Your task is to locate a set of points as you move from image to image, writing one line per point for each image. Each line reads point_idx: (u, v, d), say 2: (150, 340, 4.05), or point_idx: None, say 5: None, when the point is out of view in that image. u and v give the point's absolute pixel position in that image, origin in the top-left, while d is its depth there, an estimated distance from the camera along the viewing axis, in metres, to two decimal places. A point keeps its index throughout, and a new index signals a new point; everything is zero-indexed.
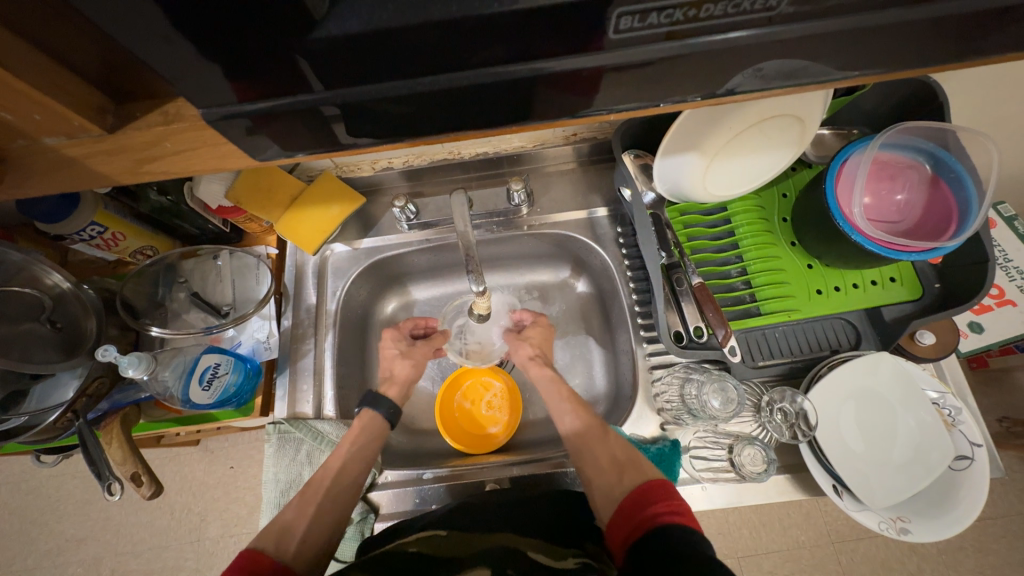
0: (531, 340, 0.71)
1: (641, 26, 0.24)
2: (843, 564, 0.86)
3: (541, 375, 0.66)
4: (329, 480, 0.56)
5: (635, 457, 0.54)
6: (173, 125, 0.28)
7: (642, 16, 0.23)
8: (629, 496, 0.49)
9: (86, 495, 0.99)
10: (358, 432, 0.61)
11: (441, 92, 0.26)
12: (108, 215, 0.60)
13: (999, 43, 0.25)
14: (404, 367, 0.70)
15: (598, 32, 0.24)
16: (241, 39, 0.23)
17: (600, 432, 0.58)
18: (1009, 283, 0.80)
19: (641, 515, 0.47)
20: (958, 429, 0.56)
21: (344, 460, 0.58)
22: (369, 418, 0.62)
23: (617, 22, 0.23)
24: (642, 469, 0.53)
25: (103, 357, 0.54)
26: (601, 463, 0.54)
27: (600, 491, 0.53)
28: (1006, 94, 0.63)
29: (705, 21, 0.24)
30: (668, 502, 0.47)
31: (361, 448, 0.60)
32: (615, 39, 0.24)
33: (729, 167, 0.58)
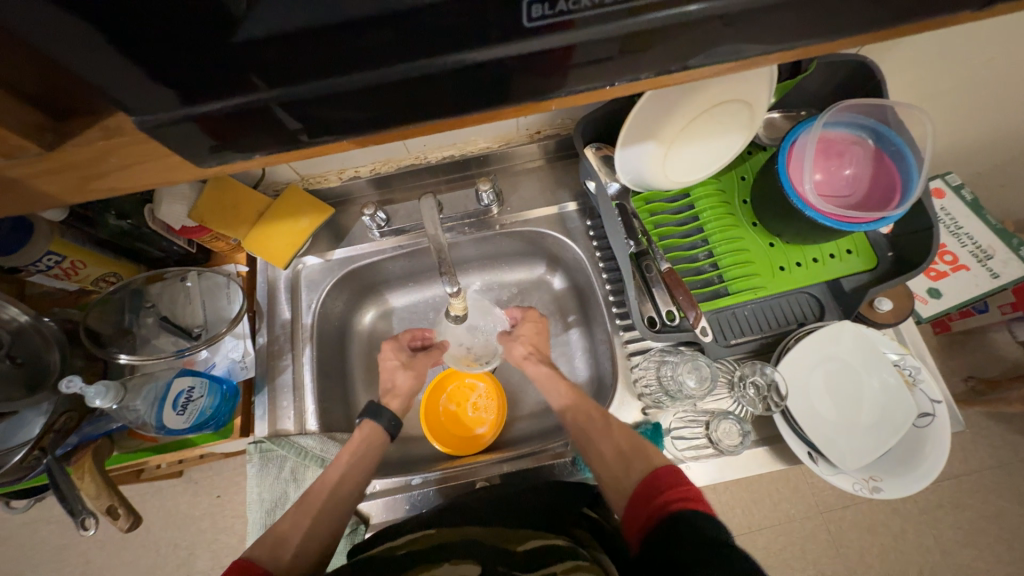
0: (524, 338, 0.73)
1: (554, 12, 0.24)
2: (832, 533, 0.89)
3: (538, 372, 0.68)
4: (326, 489, 0.56)
5: (639, 446, 0.55)
6: (118, 140, 0.27)
7: (552, 3, 0.24)
8: (638, 487, 0.50)
9: (63, 539, 0.95)
10: (361, 443, 0.61)
11: (375, 87, 0.26)
12: (65, 243, 0.58)
13: (915, 9, 0.27)
14: (406, 378, 0.71)
15: (514, 21, 0.25)
16: (174, 42, 0.23)
17: (603, 424, 0.59)
18: (960, 248, 0.85)
19: (650, 504, 0.47)
20: (919, 387, 0.59)
21: (342, 471, 0.58)
22: (372, 430, 0.62)
23: (530, 10, 0.24)
24: (647, 458, 0.54)
25: (69, 388, 0.52)
26: (606, 456, 0.56)
27: (611, 483, 0.54)
28: (938, 69, 0.67)
29: (612, 6, 0.25)
30: (676, 487, 0.47)
31: (361, 458, 0.59)
32: (530, 28, 0.25)
33: (687, 154, 0.60)
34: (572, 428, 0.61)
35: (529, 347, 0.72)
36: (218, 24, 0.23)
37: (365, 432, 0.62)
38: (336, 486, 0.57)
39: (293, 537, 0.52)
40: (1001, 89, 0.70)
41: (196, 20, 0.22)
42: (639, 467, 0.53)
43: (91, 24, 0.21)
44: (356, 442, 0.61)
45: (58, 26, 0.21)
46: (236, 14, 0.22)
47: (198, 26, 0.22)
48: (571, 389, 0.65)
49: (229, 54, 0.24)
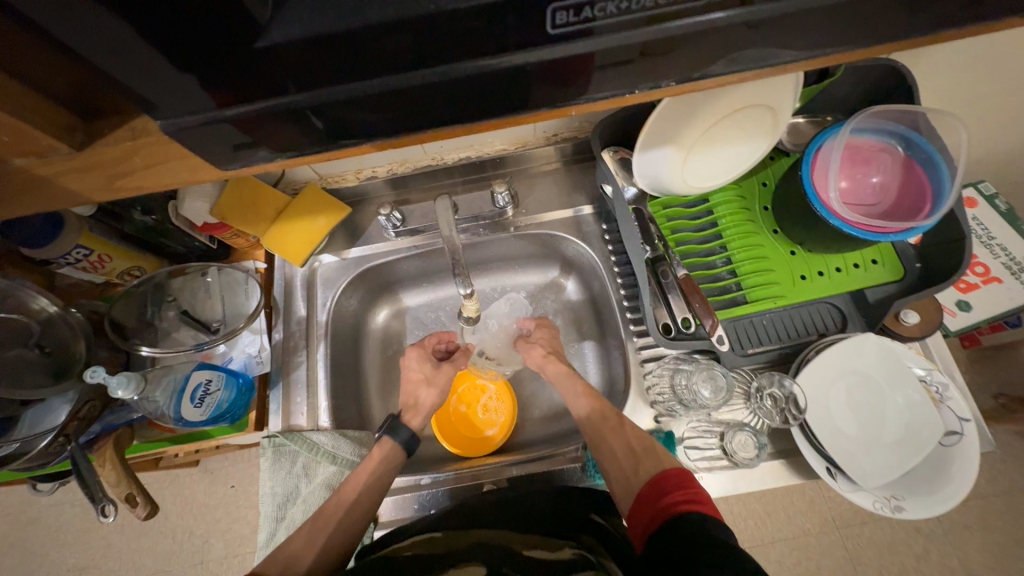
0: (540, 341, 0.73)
1: (579, 20, 0.24)
2: (849, 550, 0.86)
3: (558, 372, 0.67)
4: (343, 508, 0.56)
5: (649, 446, 0.55)
6: (143, 140, 0.28)
7: (576, 10, 0.24)
8: (646, 486, 0.50)
9: (85, 523, 0.98)
10: (379, 462, 0.61)
11: (401, 91, 0.26)
12: (92, 237, 0.60)
13: (957, 15, 0.26)
14: (430, 395, 0.70)
15: (539, 27, 0.24)
16: (201, 46, 0.23)
17: (617, 421, 0.59)
18: (993, 260, 0.82)
19: (657, 505, 0.47)
20: (947, 405, 0.56)
21: (359, 491, 0.58)
22: (390, 449, 0.62)
23: (553, 17, 0.24)
24: (657, 458, 0.53)
25: (92, 378, 0.54)
26: (615, 453, 0.55)
27: (619, 481, 0.54)
28: (975, 75, 0.64)
29: (636, 14, 0.24)
30: (684, 490, 0.47)
31: (378, 479, 0.60)
32: (553, 35, 0.25)
33: (707, 159, 0.58)
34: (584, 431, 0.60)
35: (547, 350, 0.71)
36: (243, 30, 0.23)
37: (382, 450, 0.62)
38: (351, 504, 0.57)
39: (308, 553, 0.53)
40: None
41: (219, 27, 0.22)
42: (648, 467, 0.52)
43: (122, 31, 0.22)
44: (372, 459, 0.61)
45: (96, 33, 0.22)
46: (259, 20, 0.23)
47: (224, 31, 0.23)
48: (589, 391, 0.64)
49: (254, 59, 0.24)
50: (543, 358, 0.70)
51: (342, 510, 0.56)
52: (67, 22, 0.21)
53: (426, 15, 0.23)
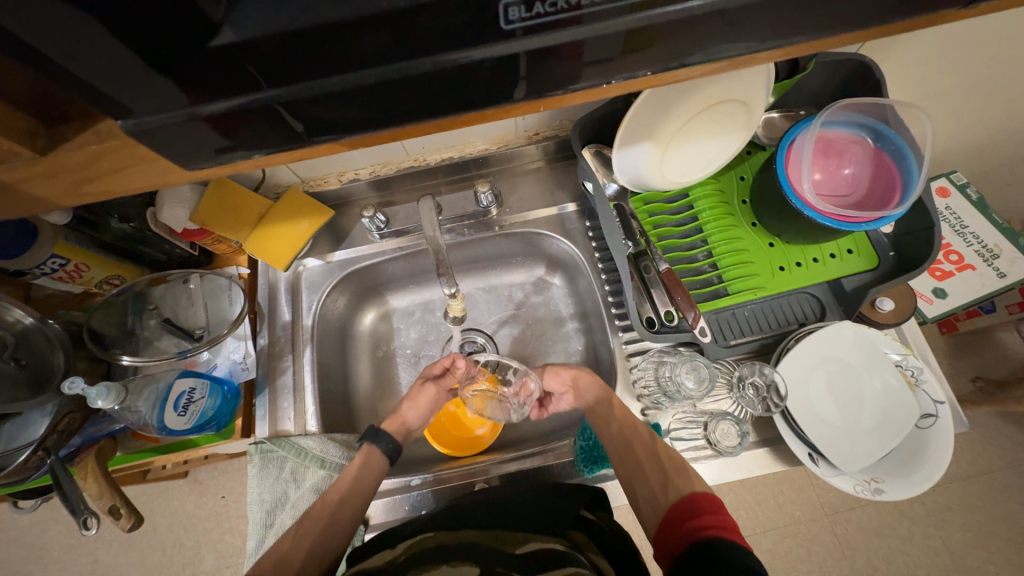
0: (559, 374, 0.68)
1: (530, 16, 0.25)
2: (838, 535, 0.88)
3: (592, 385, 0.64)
4: (328, 510, 0.56)
5: (679, 466, 0.55)
6: (108, 143, 0.27)
7: (528, 6, 0.24)
8: (674, 506, 0.50)
9: (71, 539, 0.96)
10: (360, 467, 0.60)
11: (374, 84, 0.26)
12: (69, 246, 0.59)
13: (912, 4, 0.27)
14: (410, 412, 0.68)
15: (495, 22, 0.25)
16: (162, 45, 0.23)
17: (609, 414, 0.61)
18: (966, 248, 0.84)
19: (684, 526, 0.48)
20: (922, 389, 0.58)
21: (344, 493, 0.58)
22: (370, 454, 0.61)
23: (507, 12, 0.24)
24: (688, 480, 0.53)
25: (70, 389, 0.53)
26: (643, 466, 0.56)
27: (646, 497, 0.54)
28: (940, 67, 0.67)
29: (589, 8, 0.25)
30: (713, 515, 0.47)
31: (361, 484, 0.59)
32: (509, 31, 0.25)
33: (684, 153, 0.59)
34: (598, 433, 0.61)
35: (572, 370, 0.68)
36: (203, 28, 0.23)
37: (367, 456, 0.61)
38: (335, 507, 0.57)
39: (297, 554, 0.54)
40: (1003, 85, 0.69)
41: (178, 25, 0.23)
42: (678, 487, 0.53)
43: (82, 32, 0.22)
44: (356, 465, 0.60)
45: (55, 34, 0.22)
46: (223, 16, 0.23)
47: (183, 29, 0.23)
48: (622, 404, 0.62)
49: (212, 59, 0.24)
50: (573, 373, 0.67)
51: (326, 513, 0.56)
52: (25, 23, 0.21)
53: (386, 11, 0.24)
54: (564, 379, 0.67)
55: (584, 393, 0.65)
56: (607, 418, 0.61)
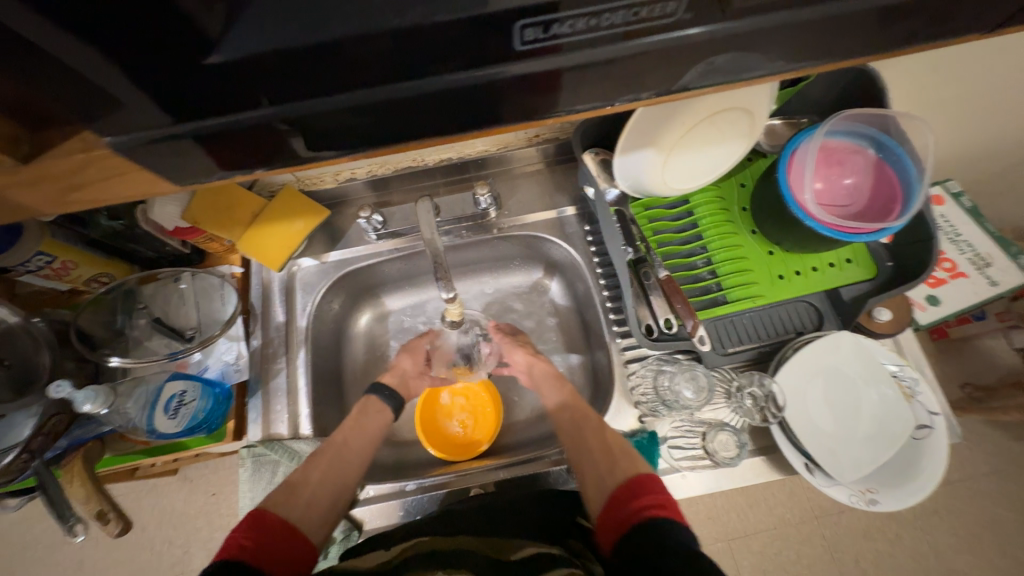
0: (519, 350, 0.73)
1: (547, 36, 0.24)
2: (827, 538, 0.89)
3: (542, 368, 0.70)
4: (333, 447, 0.58)
5: (626, 450, 0.55)
6: (95, 154, 0.26)
7: (545, 27, 0.24)
8: (618, 488, 0.49)
9: (57, 538, 0.95)
10: (360, 414, 0.64)
11: (381, 104, 0.26)
12: (56, 243, 0.57)
13: (923, 30, 0.27)
14: (405, 360, 0.74)
15: (507, 44, 0.24)
16: (157, 55, 0.22)
17: (593, 423, 0.60)
18: (960, 256, 0.84)
19: (625, 509, 0.46)
20: (917, 399, 0.58)
21: (347, 434, 0.60)
22: (370, 402, 0.66)
23: (522, 34, 0.24)
24: (633, 463, 0.52)
25: (57, 393, 0.51)
26: (593, 454, 0.56)
27: (593, 482, 0.53)
28: (941, 79, 0.67)
29: (607, 30, 0.24)
30: (655, 495, 0.46)
31: (359, 425, 0.62)
32: (522, 51, 0.25)
33: (686, 160, 0.59)
34: (563, 429, 0.62)
35: (531, 351, 0.73)
36: (192, 41, 0.22)
37: (365, 406, 0.65)
38: (339, 445, 0.59)
39: (306, 486, 0.53)
40: (1001, 98, 0.69)
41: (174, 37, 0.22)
42: (622, 469, 0.52)
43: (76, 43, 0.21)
44: (355, 414, 0.64)
45: (47, 41, 0.21)
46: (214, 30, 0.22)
47: (175, 43, 0.22)
48: (572, 390, 0.66)
49: (209, 75, 0.24)
50: (532, 356, 0.72)
51: (332, 450, 0.58)
52: (14, 30, 0.20)
53: (394, 30, 0.23)
54: (522, 359, 0.72)
55: (538, 378, 0.70)
56: (570, 413, 0.62)
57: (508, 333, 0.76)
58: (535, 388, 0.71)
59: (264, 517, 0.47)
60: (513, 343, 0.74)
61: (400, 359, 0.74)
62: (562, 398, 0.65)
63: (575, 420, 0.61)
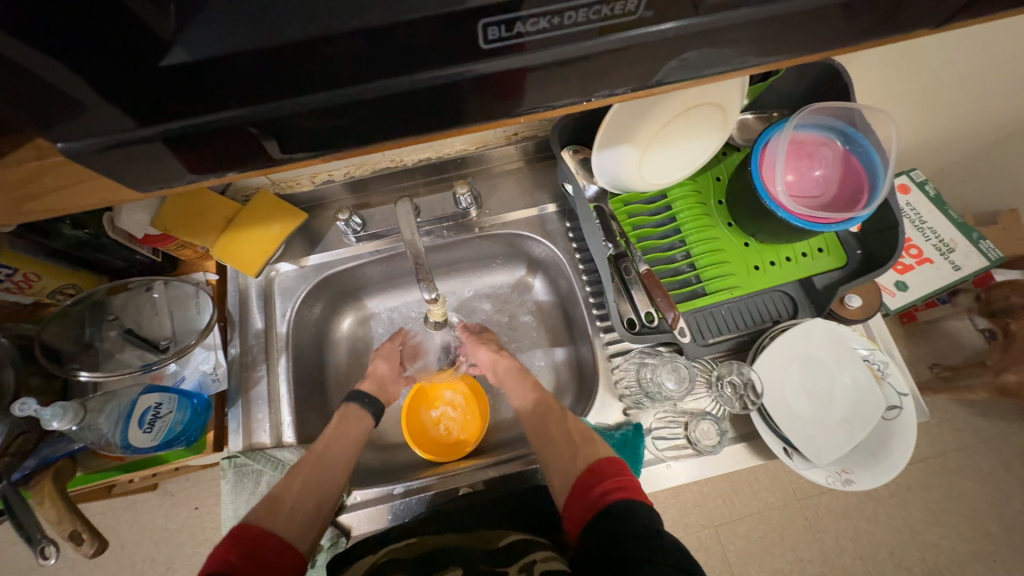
0: (485, 345, 0.72)
1: (511, 35, 0.24)
2: (809, 519, 0.91)
3: (503, 363, 0.69)
4: (313, 456, 0.57)
5: (587, 435, 0.56)
6: (49, 160, 0.26)
7: (507, 26, 0.24)
8: (582, 475, 0.50)
9: (30, 562, 0.91)
10: (338, 420, 0.62)
11: (339, 107, 0.25)
12: (15, 256, 0.54)
13: (880, 26, 0.28)
14: (377, 364, 0.72)
15: (468, 42, 0.24)
16: (109, 60, 0.21)
17: (557, 412, 0.60)
18: (925, 242, 0.88)
19: (590, 496, 0.48)
20: (887, 381, 0.61)
21: (328, 441, 0.59)
22: (349, 408, 0.64)
23: (485, 32, 0.24)
24: (595, 448, 0.54)
25: (22, 411, 0.49)
26: (556, 442, 0.56)
27: (558, 471, 0.54)
28: (902, 73, 0.69)
29: (571, 28, 0.25)
30: (617, 478, 0.48)
31: (339, 431, 0.61)
32: (488, 50, 0.25)
33: (662, 155, 0.60)
34: (529, 425, 0.61)
35: (496, 347, 0.73)
36: (150, 44, 0.21)
37: (345, 411, 0.63)
38: (320, 453, 0.57)
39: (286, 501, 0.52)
40: (958, 90, 0.73)
41: (129, 42, 0.21)
42: (586, 456, 0.53)
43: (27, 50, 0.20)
44: (333, 420, 0.62)
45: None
46: (172, 32, 0.21)
47: (132, 46, 0.21)
48: (536, 386, 0.65)
49: (168, 78, 0.23)
50: (495, 352, 0.71)
51: (312, 459, 0.56)
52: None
53: (358, 30, 0.23)
54: (486, 356, 0.72)
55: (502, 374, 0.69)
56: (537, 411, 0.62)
57: (473, 331, 0.76)
58: (501, 384, 0.70)
59: (246, 532, 0.47)
60: (477, 341, 0.74)
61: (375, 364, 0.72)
62: (525, 394, 0.65)
63: (540, 416, 0.61)
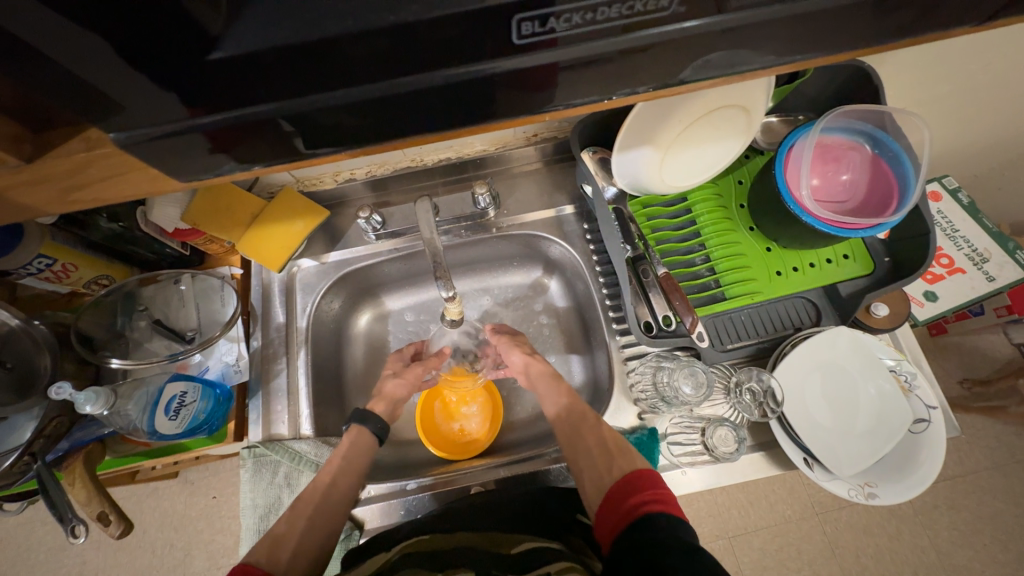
0: (519, 343, 0.71)
1: (544, 30, 0.24)
2: (828, 534, 0.89)
3: (540, 369, 0.67)
4: (321, 490, 0.56)
5: (623, 447, 0.55)
6: (95, 152, 0.27)
7: (542, 21, 0.24)
8: (617, 484, 0.50)
9: (57, 542, 0.94)
10: (350, 447, 0.60)
11: (380, 99, 0.26)
12: (56, 246, 0.57)
13: (914, 24, 0.27)
14: (393, 385, 0.69)
15: (504, 38, 0.24)
16: (158, 55, 0.22)
17: (592, 420, 0.59)
18: (957, 251, 0.85)
19: (625, 505, 0.48)
20: (915, 394, 0.59)
21: (335, 474, 0.57)
22: (360, 434, 0.62)
23: (520, 27, 0.24)
24: (631, 458, 0.54)
25: (58, 395, 0.51)
26: (590, 451, 0.56)
27: (590, 479, 0.54)
28: (935, 76, 0.67)
29: (604, 24, 0.25)
30: (655, 490, 0.48)
31: (351, 464, 0.59)
32: (520, 44, 0.25)
33: (684, 158, 0.59)
34: (563, 431, 0.60)
35: (529, 351, 0.71)
36: (194, 41, 0.22)
37: (355, 436, 0.62)
38: (326, 491, 0.56)
39: (289, 541, 0.51)
40: (995, 92, 0.70)
41: (177, 38, 0.22)
42: (621, 467, 0.53)
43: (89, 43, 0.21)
44: (345, 445, 0.61)
45: (57, 44, 0.21)
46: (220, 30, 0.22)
47: (177, 43, 0.22)
48: (570, 392, 0.64)
49: (209, 72, 0.24)
50: (528, 355, 0.69)
51: (318, 497, 0.55)
52: (28, 36, 0.21)
53: (388, 26, 0.23)
54: (519, 360, 0.70)
55: (536, 380, 0.68)
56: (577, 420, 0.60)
57: (508, 334, 0.74)
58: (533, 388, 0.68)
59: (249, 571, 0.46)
60: (510, 344, 0.71)
61: (388, 385, 0.69)
62: (559, 399, 0.63)
63: (573, 421, 0.60)
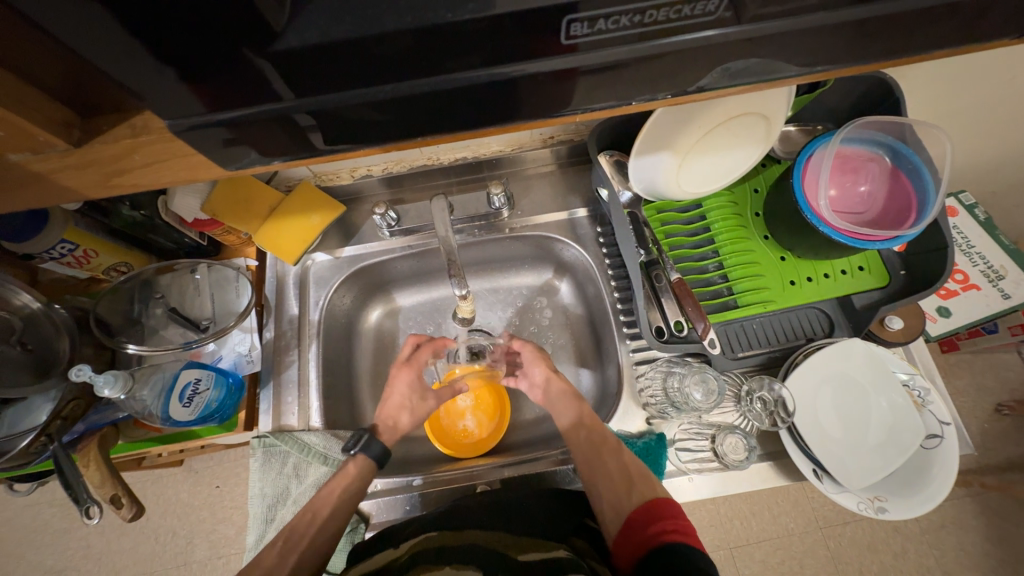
0: (540, 360, 0.70)
1: (591, 31, 0.25)
2: (832, 549, 0.88)
3: (562, 391, 0.66)
4: (314, 528, 0.56)
5: (644, 473, 0.55)
6: (142, 138, 0.28)
7: (591, 22, 0.24)
8: (638, 509, 0.50)
9: (64, 523, 0.96)
10: (352, 477, 0.59)
11: (425, 96, 0.27)
12: (78, 232, 0.58)
13: (937, 38, 0.27)
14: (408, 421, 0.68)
15: (551, 38, 0.25)
16: (193, 49, 0.23)
17: (614, 446, 0.58)
18: (972, 268, 0.84)
19: (645, 531, 0.48)
20: (928, 409, 0.58)
21: (334, 506, 0.57)
22: (364, 464, 0.60)
23: (569, 28, 0.24)
24: (653, 485, 0.54)
25: (77, 376, 0.52)
26: (610, 475, 0.55)
27: (610, 502, 0.54)
28: (957, 89, 0.67)
29: (646, 27, 0.25)
30: (676, 519, 0.48)
31: (348, 495, 0.58)
32: (569, 45, 0.25)
33: (702, 165, 0.59)
34: (577, 446, 0.60)
35: (552, 366, 0.71)
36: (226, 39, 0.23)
37: (358, 464, 0.60)
38: (320, 525, 0.56)
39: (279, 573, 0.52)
40: (1018, 107, 0.69)
41: (232, 33, 0.23)
42: (643, 492, 0.53)
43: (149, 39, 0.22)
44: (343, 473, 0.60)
45: (95, 39, 0.22)
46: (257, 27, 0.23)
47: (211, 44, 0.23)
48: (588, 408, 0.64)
49: (249, 65, 0.24)
50: (550, 372, 0.69)
51: (312, 531, 0.55)
52: (78, 25, 0.21)
53: (422, 27, 0.24)
54: (540, 373, 0.70)
55: (553, 400, 0.67)
56: (597, 449, 0.58)
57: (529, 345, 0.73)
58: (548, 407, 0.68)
59: None
60: (533, 356, 0.71)
61: (398, 416, 0.68)
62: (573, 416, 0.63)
63: (595, 444, 0.59)
